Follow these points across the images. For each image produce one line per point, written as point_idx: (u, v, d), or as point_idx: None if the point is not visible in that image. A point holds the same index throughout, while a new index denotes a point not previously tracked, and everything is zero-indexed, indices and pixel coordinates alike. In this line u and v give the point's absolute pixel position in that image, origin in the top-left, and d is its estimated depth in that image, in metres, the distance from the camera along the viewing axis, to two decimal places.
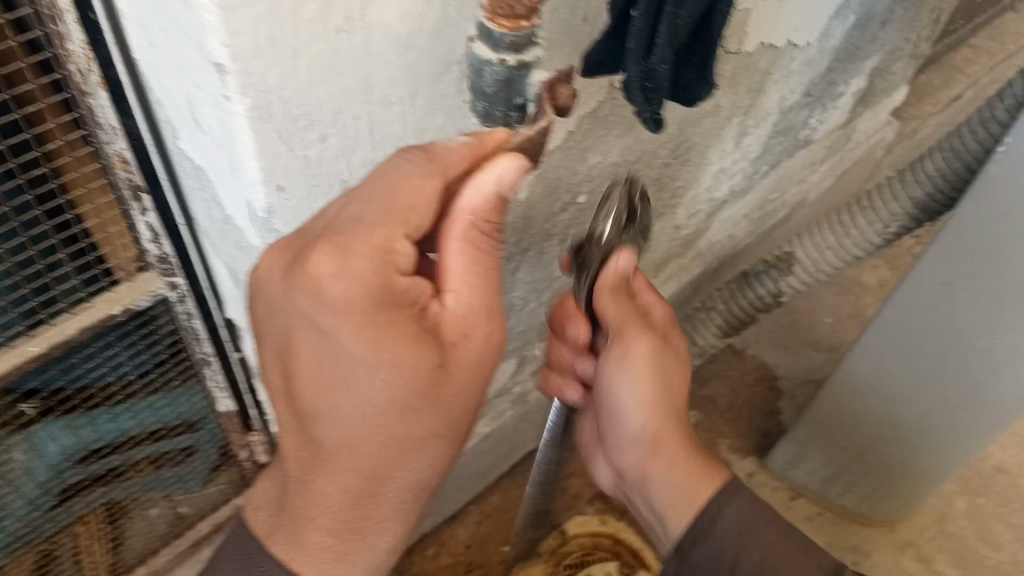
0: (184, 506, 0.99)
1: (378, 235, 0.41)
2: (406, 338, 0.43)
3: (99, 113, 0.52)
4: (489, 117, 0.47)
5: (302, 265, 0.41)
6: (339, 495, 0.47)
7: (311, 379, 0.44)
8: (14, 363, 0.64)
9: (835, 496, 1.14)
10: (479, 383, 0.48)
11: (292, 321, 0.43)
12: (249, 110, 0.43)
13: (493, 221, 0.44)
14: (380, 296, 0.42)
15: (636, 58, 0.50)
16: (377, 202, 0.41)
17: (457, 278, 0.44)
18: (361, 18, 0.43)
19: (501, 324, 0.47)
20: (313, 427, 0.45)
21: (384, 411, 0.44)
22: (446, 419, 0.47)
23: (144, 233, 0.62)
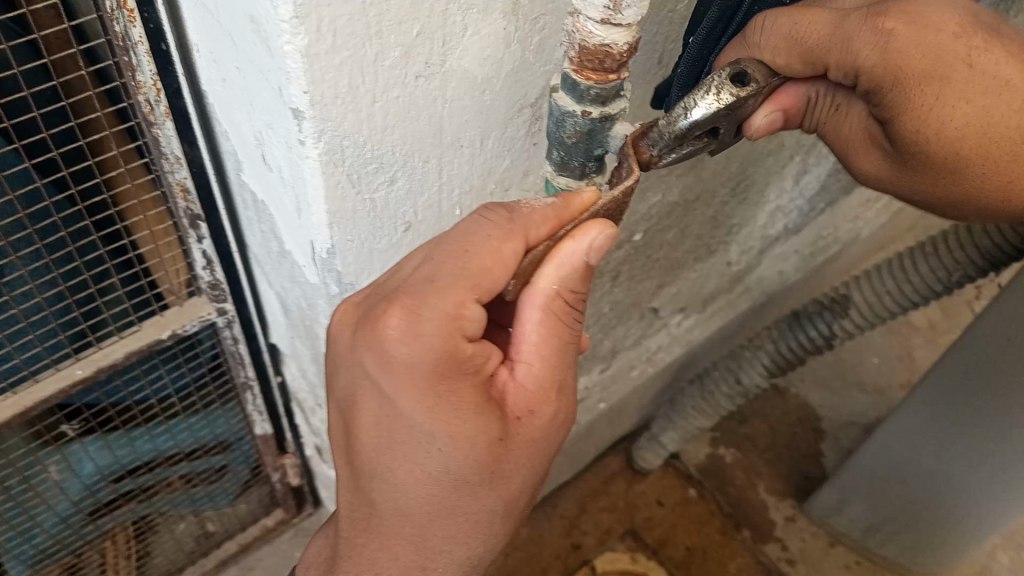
0: (212, 524, 1.00)
1: (450, 300, 0.38)
2: (467, 409, 0.40)
3: (163, 143, 0.52)
4: (564, 167, 0.45)
5: (372, 324, 0.39)
6: (388, 564, 0.44)
7: (369, 437, 0.42)
8: (60, 384, 0.63)
9: (876, 547, 1.10)
10: (541, 458, 0.44)
11: (356, 377, 0.41)
12: (322, 154, 0.42)
13: (577, 291, 0.40)
14: (446, 364, 0.39)
15: (684, 81, 0.48)
16: (450, 264, 0.39)
17: (530, 347, 0.41)
18: (441, 64, 0.41)
19: (570, 400, 0.44)
20: (367, 486, 0.43)
21: (439, 482, 0.41)
22: (503, 495, 0.43)
23: (198, 260, 0.61)
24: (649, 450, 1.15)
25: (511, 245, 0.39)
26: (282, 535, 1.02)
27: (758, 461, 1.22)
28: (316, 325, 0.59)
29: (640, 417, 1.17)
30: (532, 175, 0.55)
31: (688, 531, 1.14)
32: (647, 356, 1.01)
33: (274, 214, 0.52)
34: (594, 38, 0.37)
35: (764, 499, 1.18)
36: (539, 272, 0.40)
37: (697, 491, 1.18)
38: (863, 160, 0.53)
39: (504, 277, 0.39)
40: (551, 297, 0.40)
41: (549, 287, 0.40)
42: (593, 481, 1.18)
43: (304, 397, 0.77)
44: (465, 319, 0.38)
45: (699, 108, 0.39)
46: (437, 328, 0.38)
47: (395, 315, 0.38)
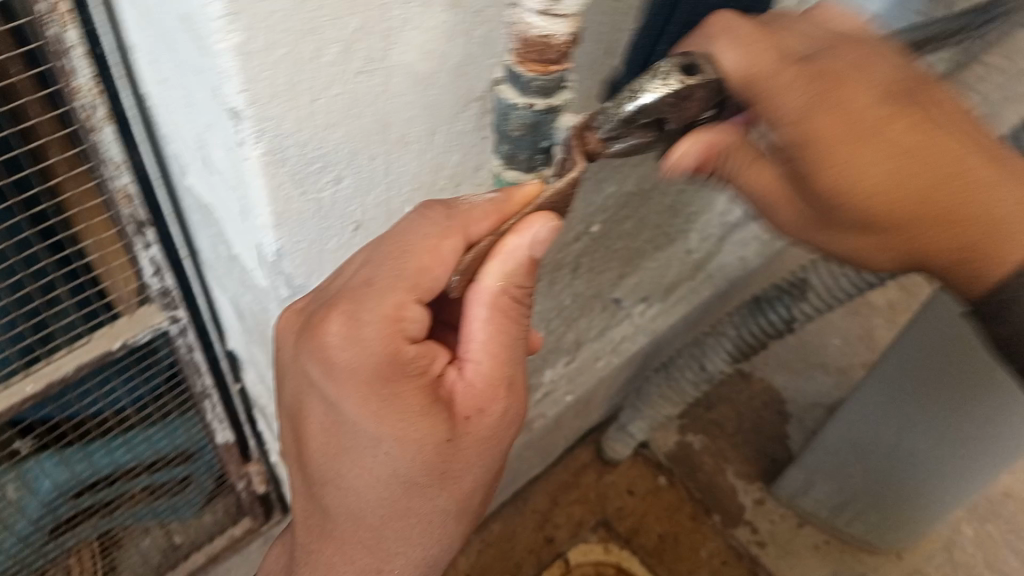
0: (179, 536, 0.97)
1: (390, 302, 0.38)
2: (413, 411, 0.39)
3: (104, 148, 0.51)
4: (512, 160, 0.44)
5: (313, 332, 0.39)
6: (344, 566, 0.44)
7: (317, 443, 0.41)
8: (9, 400, 0.61)
9: (843, 525, 1.12)
10: (493, 457, 0.44)
11: (301, 386, 0.41)
12: (264, 155, 0.41)
13: (523, 285, 0.40)
14: (388, 366, 0.39)
15: (632, 69, 0.48)
16: (390, 265, 0.38)
17: (477, 346, 0.41)
18: (381, 60, 0.41)
19: (521, 396, 0.44)
20: (320, 493, 0.42)
21: (390, 485, 0.41)
22: (455, 495, 0.43)
23: (146, 268, 0.60)
24: (618, 440, 1.15)
25: (450, 242, 0.38)
26: (252, 545, 0.99)
27: (726, 446, 1.23)
28: (269, 329, 0.58)
29: (608, 407, 1.17)
30: (482, 170, 0.54)
31: (659, 518, 1.15)
32: (612, 347, 1.01)
33: (221, 218, 0.51)
34: (535, 30, 0.37)
35: (733, 483, 1.20)
36: (481, 271, 0.39)
37: (667, 479, 1.19)
38: (786, 211, 0.53)
39: (445, 273, 0.39)
40: (496, 296, 0.39)
41: (494, 286, 0.39)
42: (564, 474, 1.19)
43: (265, 403, 0.76)
44: (406, 320, 0.39)
45: (658, 86, 0.40)
46: (379, 331, 0.38)
47: (335, 320, 0.38)
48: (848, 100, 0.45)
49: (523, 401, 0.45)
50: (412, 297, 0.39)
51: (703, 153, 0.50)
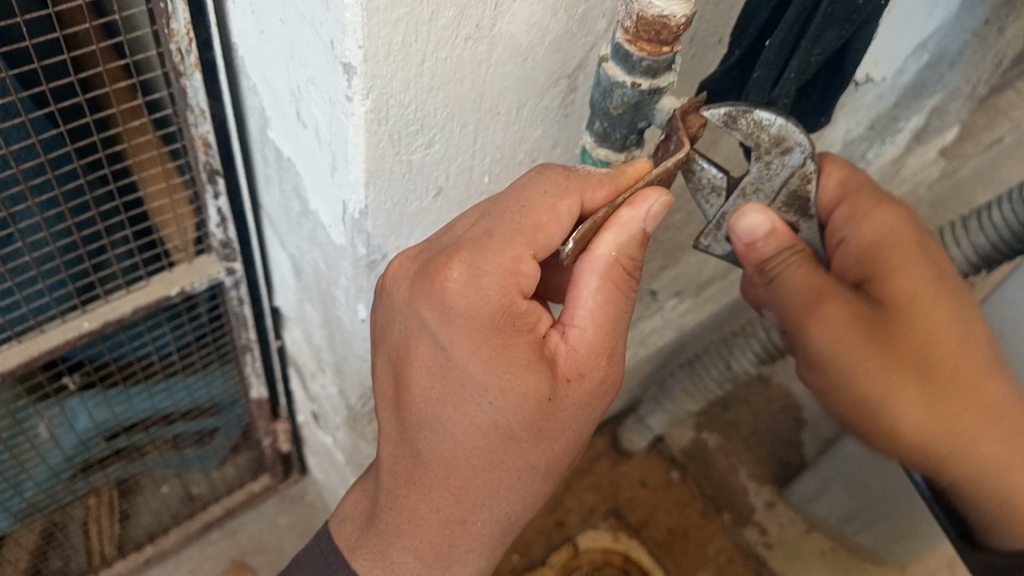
0: (197, 488, 0.99)
1: (508, 255, 0.39)
2: (521, 364, 0.40)
3: (190, 94, 0.51)
4: (605, 138, 0.45)
5: (432, 277, 0.40)
6: (427, 515, 0.44)
7: (420, 388, 0.42)
8: (65, 336, 0.62)
9: (852, 533, 1.12)
10: (587, 421, 0.44)
11: (410, 329, 0.41)
12: (368, 112, 0.41)
13: (634, 258, 0.41)
14: (501, 316, 0.39)
15: (760, 89, 0.47)
16: (507, 218, 0.39)
17: (585, 313, 0.41)
18: (490, 27, 0.41)
19: (620, 366, 0.44)
20: (413, 438, 0.43)
21: (487, 437, 0.41)
22: (547, 454, 0.43)
23: (212, 217, 0.60)
24: (635, 432, 1.16)
25: (566, 203, 0.39)
26: (267, 501, 1.03)
27: (740, 446, 1.24)
28: (333, 287, 0.58)
29: (627, 398, 1.18)
30: (560, 146, 0.55)
31: (669, 511, 1.16)
32: (641, 339, 1.01)
33: (302, 171, 0.51)
34: (654, 9, 0.37)
35: (745, 484, 1.21)
36: (597, 238, 0.40)
37: (679, 474, 1.20)
38: (823, 330, 0.53)
39: (560, 233, 0.40)
40: (609, 264, 0.40)
41: (607, 253, 0.40)
42: (578, 460, 1.20)
43: (305, 361, 0.77)
44: (522, 274, 0.39)
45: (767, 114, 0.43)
46: (496, 280, 0.39)
47: (455, 268, 0.39)
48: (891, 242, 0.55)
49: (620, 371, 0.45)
50: (527, 253, 0.40)
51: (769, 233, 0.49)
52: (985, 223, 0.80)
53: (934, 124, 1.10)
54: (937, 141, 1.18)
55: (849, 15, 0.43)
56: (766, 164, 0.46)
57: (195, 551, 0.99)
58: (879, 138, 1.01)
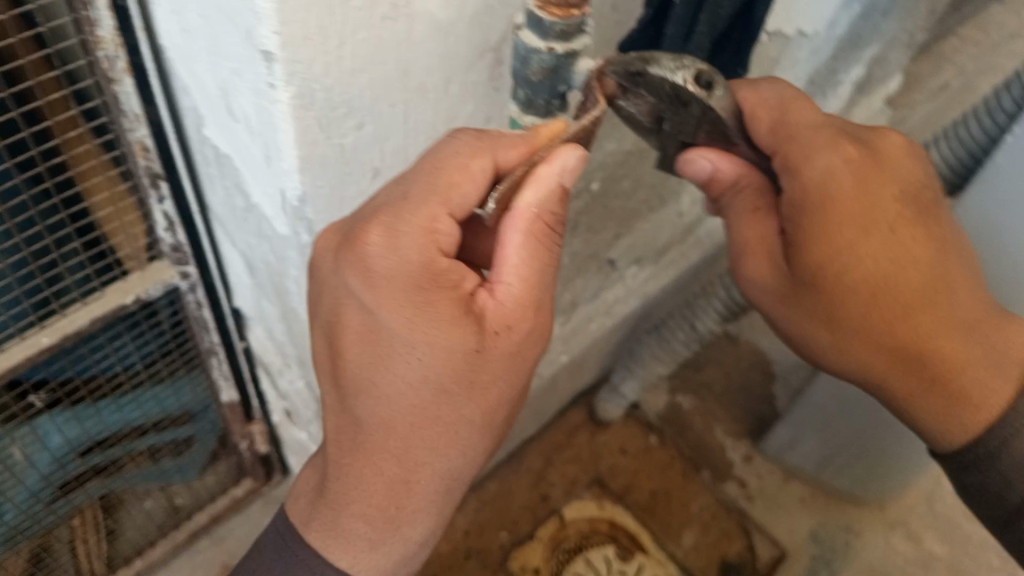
0: (180, 498, 1.00)
1: (424, 215, 0.40)
2: (445, 320, 0.41)
3: (123, 99, 0.51)
4: (529, 105, 0.46)
5: (354, 245, 0.41)
6: (373, 478, 0.45)
7: (353, 353, 0.43)
8: (26, 352, 0.62)
9: (829, 478, 1.15)
10: (522, 373, 0.46)
11: (340, 298, 0.43)
12: (294, 98, 0.42)
13: (556, 213, 0.42)
14: (422, 275, 0.41)
15: (673, 43, 0.49)
16: (422, 180, 0.40)
17: (511, 268, 0.42)
18: (406, 6, 0.42)
19: (548, 317, 0.45)
20: (352, 404, 0.44)
21: (419, 392, 0.43)
22: (483, 407, 0.45)
23: (160, 222, 0.61)
24: (611, 401, 1.18)
25: (478, 163, 0.41)
26: (252, 504, 1.02)
27: (714, 405, 1.26)
28: (285, 280, 0.59)
29: (600, 369, 1.20)
30: (493, 120, 0.56)
31: (650, 475, 1.19)
32: (606, 309, 1.03)
33: (239, 165, 0.52)
34: None
35: (721, 441, 1.23)
36: (519, 194, 0.41)
37: (658, 438, 1.22)
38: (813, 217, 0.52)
39: (474, 191, 0.41)
40: (531, 220, 0.41)
41: (529, 210, 0.41)
42: (557, 434, 1.22)
43: (271, 359, 0.78)
44: (439, 232, 0.41)
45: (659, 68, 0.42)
46: (414, 241, 0.40)
47: (374, 232, 0.40)
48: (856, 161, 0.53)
49: (550, 323, 0.46)
50: (444, 211, 0.41)
51: (717, 170, 0.52)
52: None
53: (874, 74, 1.13)
54: (880, 91, 1.20)
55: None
56: (679, 123, 0.47)
57: (184, 561, 0.98)
58: (822, 92, 1.03)
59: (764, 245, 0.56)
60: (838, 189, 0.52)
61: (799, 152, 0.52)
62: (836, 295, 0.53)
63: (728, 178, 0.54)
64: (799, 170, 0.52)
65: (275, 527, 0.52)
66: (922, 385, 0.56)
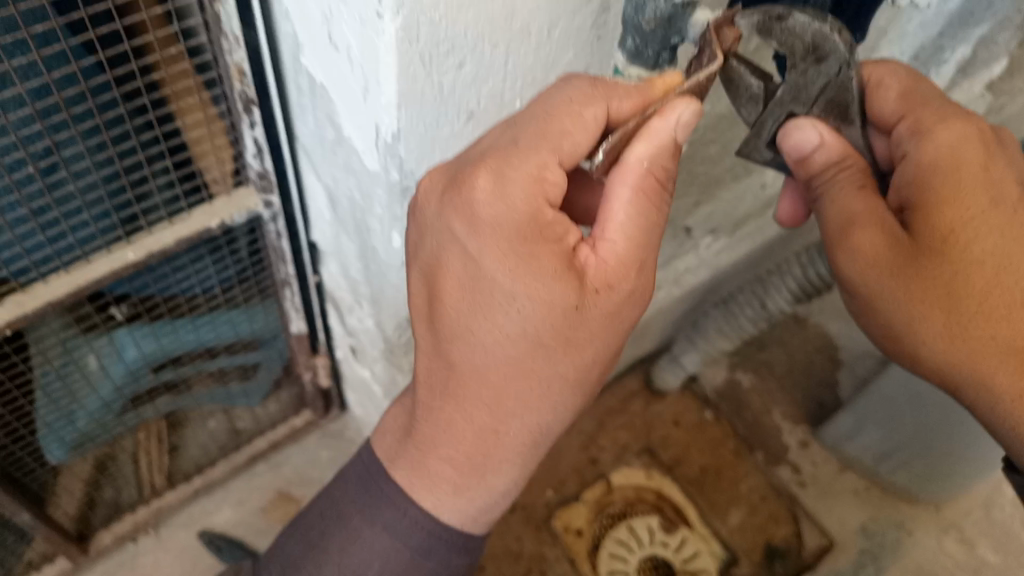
0: (242, 422, 1.03)
1: (532, 162, 0.39)
2: (548, 273, 0.40)
3: (224, 19, 0.52)
4: (637, 56, 0.45)
5: (459, 187, 0.40)
6: (463, 425, 0.46)
7: (449, 300, 0.43)
8: (111, 266, 0.64)
9: (886, 472, 1.12)
10: (618, 334, 0.44)
11: (440, 242, 0.42)
12: (399, 30, 0.41)
13: (668, 168, 0.40)
14: (527, 225, 0.40)
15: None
16: (533, 126, 0.40)
17: (618, 225, 0.41)
18: None
19: (651, 279, 0.44)
20: (447, 350, 0.44)
21: (515, 344, 0.42)
22: (576, 365, 0.44)
23: (249, 147, 0.62)
24: (669, 371, 1.17)
25: (592, 111, 0.40)
26: (310, 436, 1.06)
27: (774, 387, 1.24)
28: (368, 216, 0.59)
29: (661, 339, 1.18)
30: (593, 70, 0.54)
31: (702, 450, 1.17)
32: (675, 278, 1.01)
33: (336, 98, 0.52)
34: None
35: (778, 424, 1.21)
36: (629, 147, 0.40)
37: (713, 414, 1.20)
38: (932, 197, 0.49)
39: (585, 141, 0.40)
40: (642, 175, 0.40)
41: (640, 165, 0.40)
42: (611, 399, 1.21)
43: (342, 296, 0.78)
44: (547, 181, 0.40)
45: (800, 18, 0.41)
46: (521, 187, 0.40)
47: (482, 176, 0.40)
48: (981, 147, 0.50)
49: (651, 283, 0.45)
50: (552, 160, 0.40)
51: (819, 144, 0.48)
52: None
53: (981, 55, 1.07)
54: (984, 74, 1.14)
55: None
56: (794, 90, 0.46)
57: (241, 483, 1.02)
58: (925, 69, 0.97)
59: (870, 226, 0.49)
60: (970, 156, 0.49)
61: (930, 118, 0.50)
62: (967, 267, 0.49)
63: (824, 160, 0.49)
64: (933, 132, 0.49)
65: (361, 460, 0.55)
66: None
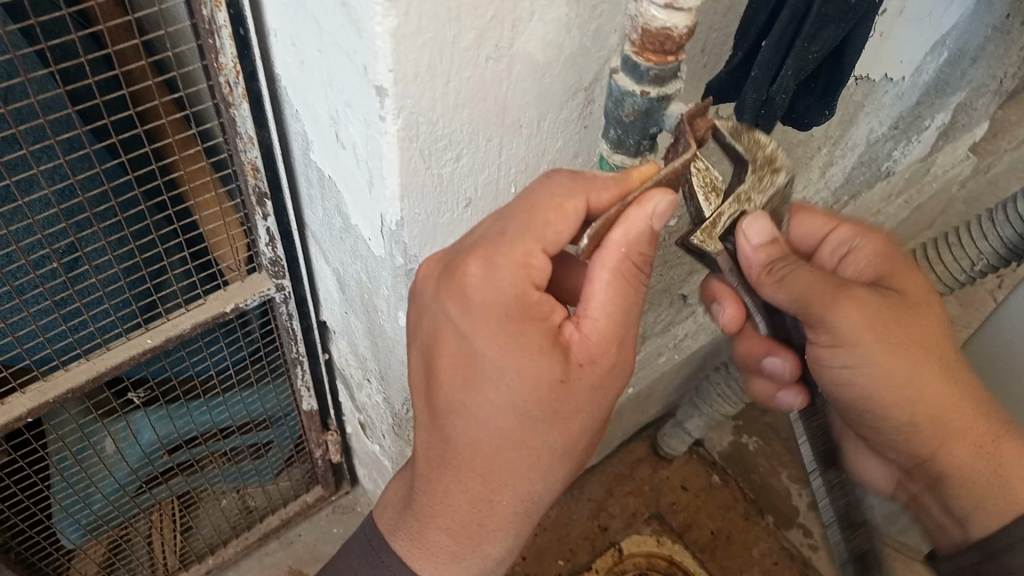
0: (253, 500, 1.04)
1: (519, 250, 0.42)
2: (535, 350, 0.43)
3: (239, 122, 0.56)
4: (620, 144, 0.48)
5: (453, 272, 0.43)
6: (458, 495, 0.48)
7: (446, 376, 0.45)
8: (130, 351, 0.66)
9: (896, 533, 1.12)
10: (601, 405, 0.47)
11: (435, 322, 0.45)
12: (400, 130, 0.45)
13: (645, 253, 0.43)
14: (514, 306, 0.42)
15: (760, 86, 0.50)
16: (518, 217, 0.42)
17: (598, 304, 0.44)
18: (508, 47, 0.45)
19: (630, 354, 0.47)
20: (443, 424, 0.46)
21: (506, 418, 0.44)
22: (563, 436, 0.46)
23: (262, 237, 0.65)
24: (675, 436, 1.18)
25: (572, 203, 0.42)
26: (321, 512, 1.07)
27: (781, 449, 1.25)
28: (374, 297, 0.62)
29: (665, 404, 1.20)
30: (581, 156, 0.58)
31: (711, 515, 1.18)
32: (674, 343, 1.04)
33: (342, 189, 0.56)
34: (656, 22, 0.40)
35: (787, 486, 1.21)
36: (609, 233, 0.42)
37: (721, 478, 1.21)
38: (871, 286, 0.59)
39: (567, 231, 0.43)
40: (621, 258, 0.42)
41: (618, 249, 0.42)
42: (619, 466, 1.22)
43: (351, 372, 0.81)
44: (533, 268, 0.42)
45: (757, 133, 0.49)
46: (510, 274, 0.42)
47: (473, 264, 0.42)
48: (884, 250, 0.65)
49: (630, 357, 0.48)
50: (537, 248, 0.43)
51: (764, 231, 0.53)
52: (1012, 213, 0.89)
53: (960, 121, 1.12)
54: (966, 138, 1.19)
55: (844, 12, 0.46)
56: (758, 178, 0.50)
57: (252, 562, 1.03)
58: (905, 136, 1.02)
59: (819, 296, 0.57)
60: (879, 257, 0.64)
61: (851, 235, 0.65)
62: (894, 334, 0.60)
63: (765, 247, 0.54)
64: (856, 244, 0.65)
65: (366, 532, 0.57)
66: (927, 421, 0.64)
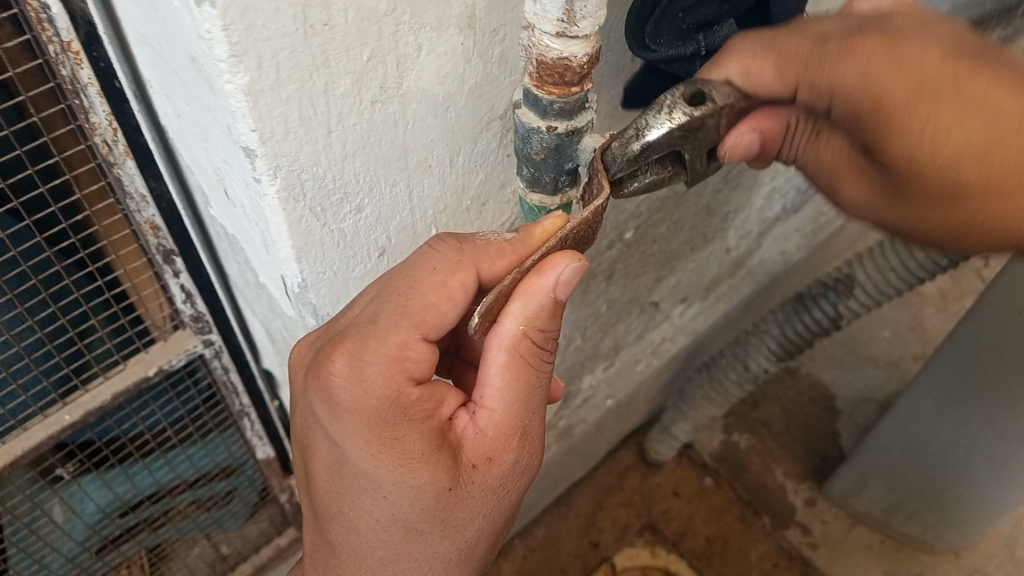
0: (226, 547, 0.94)
1: (392, 342, 0.40)
2: (414, 458, 0.40)
3: (127, 181, 0.51)
4: (536, 182, 0.43)
5: (321, 371, 0.41)
6: None
7: (324, 482, 0.43)
8: (47, 430, 0.62)
9: (897, 525, 1.08)
10: (503, 506, 0.44)
11: (312, 424, 0.43)
12: (281, 189, 0.40)
13: (545, 329, 0.40)
14: (387, 408, 0.40)
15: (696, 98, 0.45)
16: (393, 302, 0.40)
17: (493, 392, 0.41)
18: (397, 87, 0.40)
19: (535, 447, 0.44)
20: (326, 528, 0.45)
21: (387, 527, 0.42)
22: (457, 544, 0.43)
23: (177, 294, 0.60)
24: (662, 442, 1.13)
25: (457, 279, 0.40)
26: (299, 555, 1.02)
27: (773, 444, 1.20)
28: None
29: (650, 408, 1.15)
30: (509, 186, 0.53)
31: (705, 520, 1.13)
32: (652, 349, 0.99)
33: (245, 249, 0.50)
34: (552, 52, 0.35)
35: (782, 483, 1.17)
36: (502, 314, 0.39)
37: (713, 480, 1.17)
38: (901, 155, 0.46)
39: (453, 311, 0.41)
40: (517, 338, 0.39)
41: (515, 326, 0.39)
42: (607, 477, 1.17)
43: None
44: (409, 360, 0.40)
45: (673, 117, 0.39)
46: (377, 372, 0.40)
47: (338, 360, 0.40)
48: (883, 69, 0.43)
49: (538, 448, 0.45)
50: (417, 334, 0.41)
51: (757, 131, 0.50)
52: None
53: None
54: None
55: None
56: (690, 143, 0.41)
57: None
58: None
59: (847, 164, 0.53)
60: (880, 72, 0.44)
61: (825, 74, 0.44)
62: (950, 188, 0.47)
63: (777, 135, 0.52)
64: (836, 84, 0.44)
65: None
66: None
